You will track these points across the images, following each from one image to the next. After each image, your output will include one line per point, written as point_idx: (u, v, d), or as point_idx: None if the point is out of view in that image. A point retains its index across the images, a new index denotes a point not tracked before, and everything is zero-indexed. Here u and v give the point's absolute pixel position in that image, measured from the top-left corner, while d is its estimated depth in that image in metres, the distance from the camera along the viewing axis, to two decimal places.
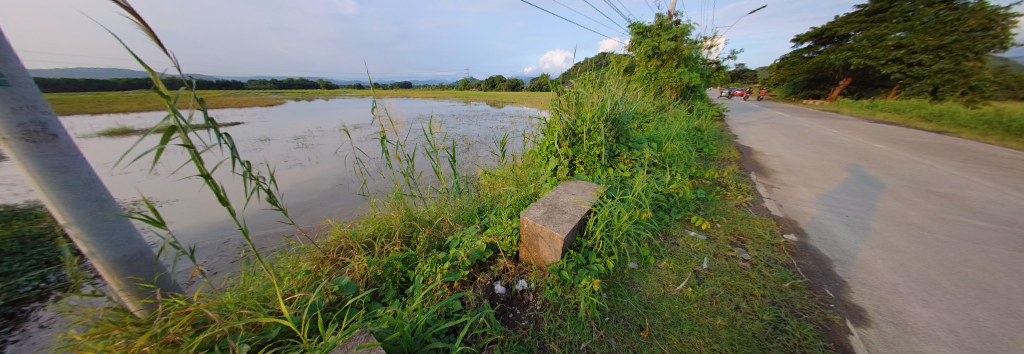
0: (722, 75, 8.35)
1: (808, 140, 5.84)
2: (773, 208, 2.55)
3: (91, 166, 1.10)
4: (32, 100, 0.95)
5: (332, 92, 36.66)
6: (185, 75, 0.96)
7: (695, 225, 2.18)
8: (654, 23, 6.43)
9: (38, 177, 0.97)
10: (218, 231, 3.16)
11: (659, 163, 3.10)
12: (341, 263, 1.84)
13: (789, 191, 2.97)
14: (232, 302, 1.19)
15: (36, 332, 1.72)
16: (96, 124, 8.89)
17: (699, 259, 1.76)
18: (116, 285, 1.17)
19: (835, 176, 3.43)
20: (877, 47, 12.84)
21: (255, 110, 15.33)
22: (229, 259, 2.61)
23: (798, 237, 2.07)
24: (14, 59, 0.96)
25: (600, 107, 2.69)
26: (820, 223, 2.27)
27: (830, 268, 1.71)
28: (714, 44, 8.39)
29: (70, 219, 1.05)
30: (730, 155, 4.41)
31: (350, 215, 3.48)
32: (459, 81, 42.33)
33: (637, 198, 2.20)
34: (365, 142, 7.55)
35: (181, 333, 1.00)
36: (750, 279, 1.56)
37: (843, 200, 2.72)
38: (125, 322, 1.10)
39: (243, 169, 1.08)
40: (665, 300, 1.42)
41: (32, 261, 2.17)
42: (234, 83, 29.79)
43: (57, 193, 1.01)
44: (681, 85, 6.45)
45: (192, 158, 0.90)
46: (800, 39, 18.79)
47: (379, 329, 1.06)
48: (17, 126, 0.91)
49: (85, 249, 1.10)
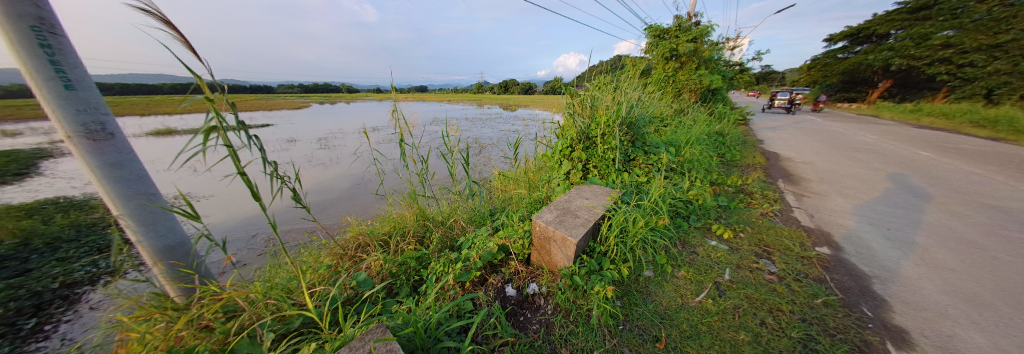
0: (746, 77, 7.98)
1: (842, 146, 5.47)
2: (803, 218, 2.39)
3: (142, 164, 1.24)
4: (94, 103, 1.09)
5: (354, 95, 38.40)
6: (217, 80, 1.03)
7: (716, 234, 2.08)
8: (672, 25, 6.26)
9: (97, 172, 1.10)
10: (247, 225, 3.35)
11: (677, 169, 3.00)
12: (358, 260, 1.91)
13: (821, 200, 2.79)
14: (259, 292, 1.25)
15: (87, 313, 1.92)
16: (144, 124, 9.78)
17: (720, 270, 1.68)
18: (158, 270, 1.28)
19: (874, 185, 3.18)
20: (921, 47, 12.00)
21: (284, 112, 16.36)
22: (257, 252, 2.76)
23: (832, 250, 1.92)
24: (83, 67, 1.11)
25: (615, 110, 2.63)
26: (856, 236, 2.11)
27: (868, 285, 1.58)
28: (737, 45, 8.08)
29: (122, 211, 1.17)
30: (755, 161, 4.20)
31: (367, 213, 3.60)
32: (473, 85, 43.09)
33: (653, 204, 2.13)
34: (383, 144, 7.79)
35: (212, 320, 1.07)
36: (777, 294, 1.46)
37: (880, 211, 2.52)
38: (165, 306, 1.20)
39: (271, 168, 1.15)
40: (682, 311, 1.36)
41: (85, 248, 2.54)
42: (263, 88, 31.72)
43: (113, 187, 1.14)
44: (701, 88, 6.24)
45: (228, 156, 0.96)
46: (832, 39, 17.78)
47: (394, 324, 1.09)
48: (80, 127, 1.05)
49: (135, 238, 1.23)
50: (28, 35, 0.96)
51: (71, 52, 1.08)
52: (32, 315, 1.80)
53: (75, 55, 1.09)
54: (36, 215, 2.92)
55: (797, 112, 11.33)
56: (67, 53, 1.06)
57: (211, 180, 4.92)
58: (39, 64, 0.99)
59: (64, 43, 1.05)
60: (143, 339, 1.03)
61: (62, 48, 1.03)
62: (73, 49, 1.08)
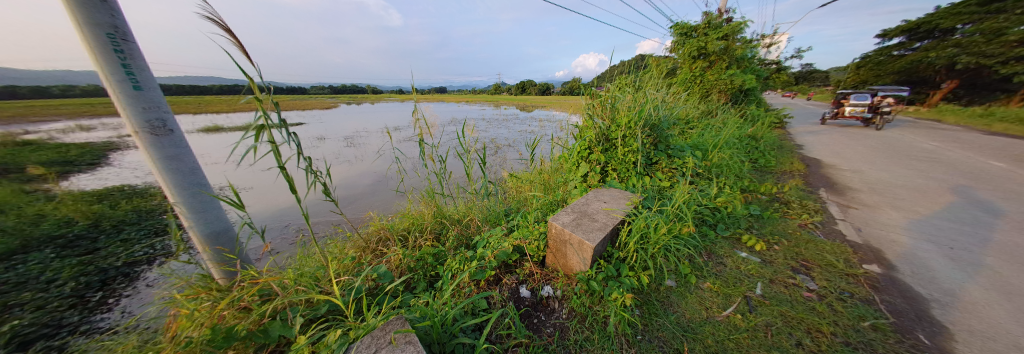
0: (783, 76, 7.41)
1: (896, 153, 4.92)
2: (849, 232, 2.17)
3: (195, 157, 1.36)
4: (157, 102, 1.22)
5: (378, 96, 40.11)
6: (265, 81, 1.12)
7: (747, 245, 1.95)
8: (701, 22, 5.94)
9: (159, 164, 1.23)
10: (280, 216, 3.60)
11: (703, 174, 2.85)
12: (379, 253, 1.99)
13: (870, 213, 2.52)
14: (291, 278, 1.34)
15: (143, 289, 2.15)
16: (196, 122, 10.81)
17: (751, 283, 1.57)
18: (207, 254, 1.41)
19: (935, 198, 2.83)
20: (993, 43, 10.61)
21: (315, 112, 17.42)
22: (289, 241, 2.95)
23: (882, 268, 1.74)
24: (149, 70, 1.24)
25: (637, 111, 2.55)
26: (911, 254, 1.89)
27: (925, 309, 1.40)
28: (774, 43, 7.53)
29: (178, 199, 1.30)
30: (792, 167, 3.90)
31: (388, 209, 3.74)
32: (491, 86, 43.46)
33: (678, 210, 2.03)
34: (403, 143, 8.06)
35: (250, 301, 1.16)
36: (817, 313, 1.34)
37: (942, 227, 2.24)
38: (211, 287, 1.32)
39: (306, 163, 1.23)
40: (707, 325, 1.28)
41: (145, 231, 2.86)
42: (298, 89, 33.98)
43: (172, 176, 1.27)
44: (732, 88, 5.86)
45: (272, 152, 1.03)
46: (886, 34, 16.12)
47: (413, 317, 1.13)
48: (145, 123, 1.17)
49: (187, 224, 1.35)
50: (104, 41, 1.08)
51: (138, 56, 1.20)
52: (98, 289, 2.06)
53: (142, 58, 1.22)
54: (105, 200, 3.33)
55: (881, 125, 7.61)
56: (136, 57, 1.19)
57: (251, 173, 5.35)
58: (112, 67, 1.11)
59: (133, 47, 1.17)
60: (192, 313, 1.13)
61: (130, 52, 1.15)
62: (139, 53, 1.21)
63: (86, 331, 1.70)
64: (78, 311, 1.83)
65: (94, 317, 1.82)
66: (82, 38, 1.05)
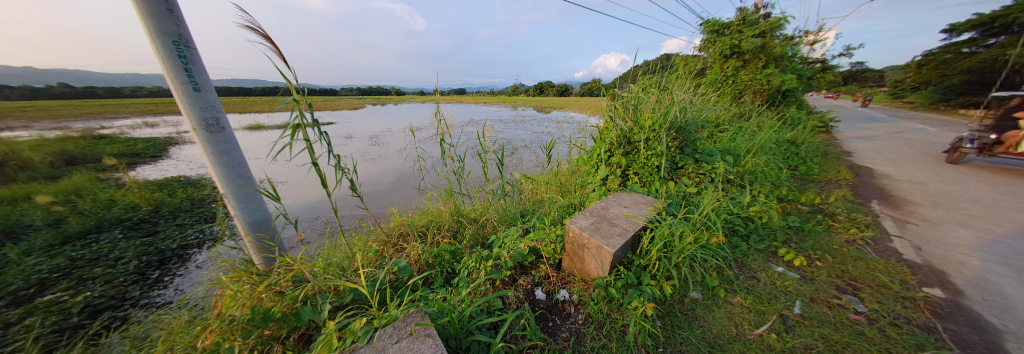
0: (829, 76, 6.76)
1: (966, 163, 4.33)
2: (906, 251, 1.94)
3: (242, 153, 1.50)
4: (212, 102, 1.35)
5: (402, 97, 41.75)
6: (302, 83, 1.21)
7: (784, 260, 1.81)
8: (735, 19, 5.60)
9: (212, 158, 1.36)
10: (311, 208, 3.84)
11: (735, 180, 2.67)
12: (400, 248, 2.06)
13: (932, 230, 2.24)
14: (320, 267, 1.42)
15: (192, 270, 2.37)
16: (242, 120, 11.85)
17: (788, 301, 1.45)
18: (250, 241, 1.54)
19: (1015, 217, 2.45)
20: None
21: (344, 112, 18.45)
22: (318, 232, 3.15)
23: (948, 293, 1.54)
24: (206, 74, 1.38)
25: (662, 113, 2.44)
26: (984, 278, 1.65)
27: (1002, 343, 1.22)
28: (819, 40, 6.91)
29: (226, 190, 1.43)
30: (838, 176, 3.55)
31: (409, 206, 3.87)
32: (510, 87, 43.68)
33: (705, 218, 1.93)
34: (425, 142, 8.31)
35: (286, 286, 1.25)
36: (865, 338, 1.21)
37: (1022, 250, 1.94)
38: (252, 271, 1.44)
39: (335, 161, 1.31)
40: (736, 342, 1.20)
41: (197, 217, 3.18)
42: (330, 90, 36.25)
43: (221, 168, 1.39)
44: (769, 89, 5.44)
45: (306, 149, 1.11)
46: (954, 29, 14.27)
47: (431, 311, 1.16)
48: (202, 120, 1.30)
49: (235, 212, 1.49)
50: (171, 49, 1.21)
51: (198, 60, 1.33)
52: (157, 268, 2.32)
53: (200, 61, 1.34)
54: (165, 189, 3.75)
55: None
56: (196, 61, 1.32)
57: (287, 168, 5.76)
58: (176, 71, 1.24)
59: (193, 53, 1.30)
60: (236, 295, 1.24)
61: (191, 57, 1.28)
62: (198, 57, 1.34)
63: (145, 304, 1.92)
64: (139, 287, 2.06)
65: (152, 293, 2.04)
66: (154, 45, 1.18)
